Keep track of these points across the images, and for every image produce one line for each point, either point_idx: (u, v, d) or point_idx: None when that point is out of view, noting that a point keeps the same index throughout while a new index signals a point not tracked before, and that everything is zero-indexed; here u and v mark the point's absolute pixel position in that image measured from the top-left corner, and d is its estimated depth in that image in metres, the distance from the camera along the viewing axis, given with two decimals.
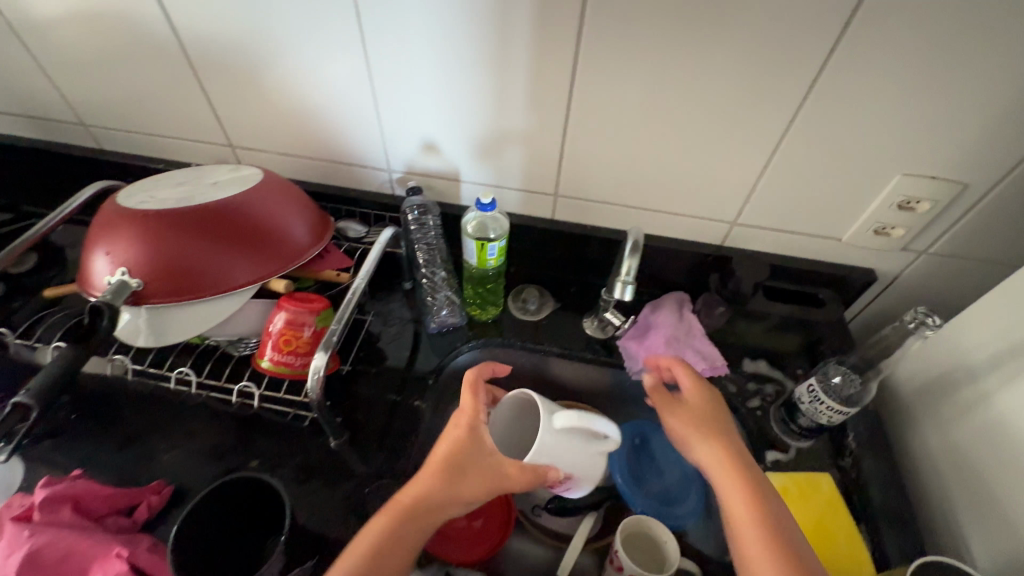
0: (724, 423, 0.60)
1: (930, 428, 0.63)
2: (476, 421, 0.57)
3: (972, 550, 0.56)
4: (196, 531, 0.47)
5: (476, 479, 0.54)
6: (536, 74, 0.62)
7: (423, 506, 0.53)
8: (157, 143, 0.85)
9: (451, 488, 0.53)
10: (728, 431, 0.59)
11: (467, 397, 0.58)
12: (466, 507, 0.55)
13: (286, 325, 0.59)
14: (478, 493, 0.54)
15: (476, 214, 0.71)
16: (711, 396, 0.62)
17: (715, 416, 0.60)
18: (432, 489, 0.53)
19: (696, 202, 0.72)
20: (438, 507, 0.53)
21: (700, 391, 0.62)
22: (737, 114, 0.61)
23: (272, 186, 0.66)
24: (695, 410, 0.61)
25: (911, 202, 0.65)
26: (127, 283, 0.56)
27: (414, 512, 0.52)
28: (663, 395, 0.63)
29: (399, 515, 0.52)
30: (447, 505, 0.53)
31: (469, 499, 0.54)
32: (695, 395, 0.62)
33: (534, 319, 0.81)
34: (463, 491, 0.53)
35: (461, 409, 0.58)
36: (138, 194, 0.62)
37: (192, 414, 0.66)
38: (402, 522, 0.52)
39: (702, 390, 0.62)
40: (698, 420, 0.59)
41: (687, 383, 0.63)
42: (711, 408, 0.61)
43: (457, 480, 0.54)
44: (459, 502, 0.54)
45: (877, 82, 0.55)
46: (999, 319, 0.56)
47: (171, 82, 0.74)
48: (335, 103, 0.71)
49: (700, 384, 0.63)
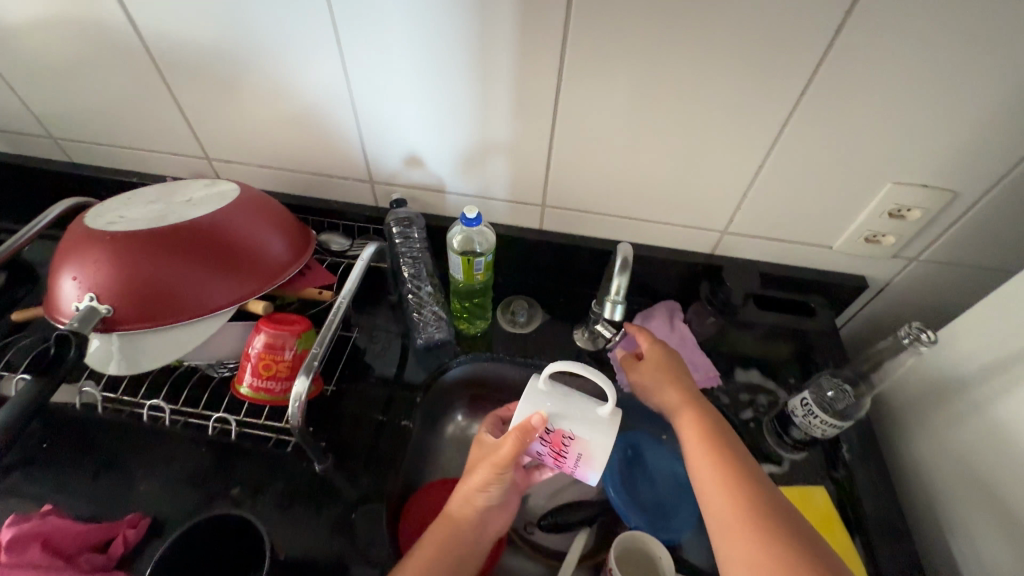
0: (678, 369, 0.65)
1: (922, 439, 0.62)
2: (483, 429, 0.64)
3: (967, 562, 0.55)
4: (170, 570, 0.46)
5: (480, 466, 0.58)
6: (520, 84, 0.61)
7: (454, 508, 0.58)
8: (131, 155, 0.82)
9: (467, 482, 0.59)
10: (684, 374, 0.64)
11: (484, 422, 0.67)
12: (490, 496, 0.58)
13: (265, 348, 0.57)
14: (485, 478, 0.57)
15: (462, 229, 0.69)
16: (664, 347, 0.67)
17: (668, 362, 0.65)
18: (456, 491, 0.59)
19: (686, 211, 0.71)
20: (464, 504, 0.58)
21: (653, 343, 0.68)
22: (726, 124, 0.60)
23: (249, 202, 0.64)
24: (652, 362, 0.66)
25: (901, 210, 0.64)
26: (95, 309, 0.53)
27: (450, 516, 0.58)
28: (628, 359, 0.69)
29: (440, 521, 0.58)
30: (473, 500, 0.58)
31: (482, 488, 0.58)
32: (649, 347, 0.67)
33: (524, 332, 0.80)
34: (475, 482, 0.58)
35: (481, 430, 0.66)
36: (107, 214, 0.59)
37: (170, 440, 0.64)
38: (442, 527, 0.57)
39: (655, 343, 0.68)
40: (657, 372, 0.65)
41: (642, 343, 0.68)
42: (668, 359, 0.66)
43: (469, 474, 0.59)
44: (478, 494, 0.58)
45: (866, 92, 0.54)
46: (990, 330, 0.56)
47: (143, 95, 0.72)
48: (315, 114, 0.69)
49: (650, 337, 0.68)
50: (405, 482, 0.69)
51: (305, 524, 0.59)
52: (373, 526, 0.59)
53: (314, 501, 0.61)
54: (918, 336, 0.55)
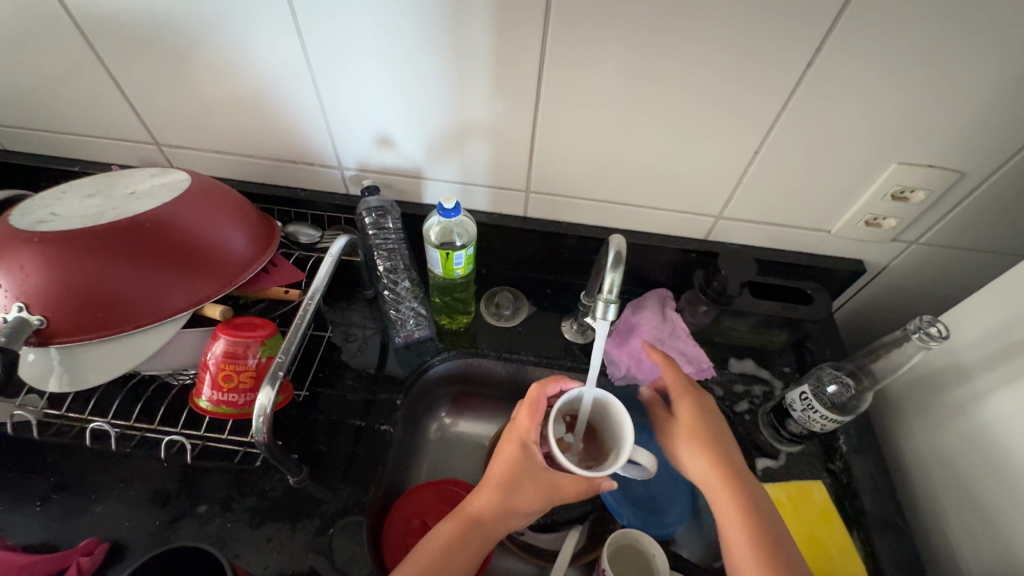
0: (716, 433, 0.58)
1: (920, 430, 0.61)
2: (528, 437, 0.57)
3: (965, 557, 0.54)
4: None
5: (531, 489, 0.54)
6: (500, 59, 0.55)
7: (484, 521, 0.53)
8: (69, 142, 0.74)
9: (512, 502, 0.54)
10: (722, 443, 0.58)
11: (525, 417, 0.58)
12: (526, 519, 0.55)
13: (225, 356, 0.52)
14: (535, 504, 0.54)
15: (439, 220, 0.65)
16: (694, 405, 0.60)
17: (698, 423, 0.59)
18: (491, 504, 0.54)
19: (678, 196, 0.67)
20: (497, 521, 0.53)
21: (684, 395, 0.61)
22: (723, 101, 0.55)
23: (202, 193, 0.57)
24: (681, 418, 0.60)
25: (905, 191, 0.61)
26: (27, 321, 0.47)
27: (475, 521, 0.53)
28: (660, 410, 0.65)
29: (461, 525, 0.53)
30: (508, 520, 0.54)
31: (526, 513, 0.54)
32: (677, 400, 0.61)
33: (509, 326, 0.76)
34: (522, 505, 0.54)
35: (518, 426, 0.58)
36: (36, 210, 0.53)
37: (129, 455, 0.59)
38: (464, 531, 0.52)
39: (682, 395, 0.61)
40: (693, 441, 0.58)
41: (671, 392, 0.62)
42: (702, 419, 0.59)
43: (514, 494, 0.54)
44: (516, 516, 0.54)
45: (875, 67, 0.50)
46: (995, 320, 0.54)
47: (76, 74, 0.64)
48: (273, 94, 0.62)
49: (681, 387, 0.62)
50: (387, 489, 0.66)
51: (278, 544, 0.55)
52: (352, 541, 0.56)
53: (289, 516, 0.57)
54: (929, 329, 0.53)
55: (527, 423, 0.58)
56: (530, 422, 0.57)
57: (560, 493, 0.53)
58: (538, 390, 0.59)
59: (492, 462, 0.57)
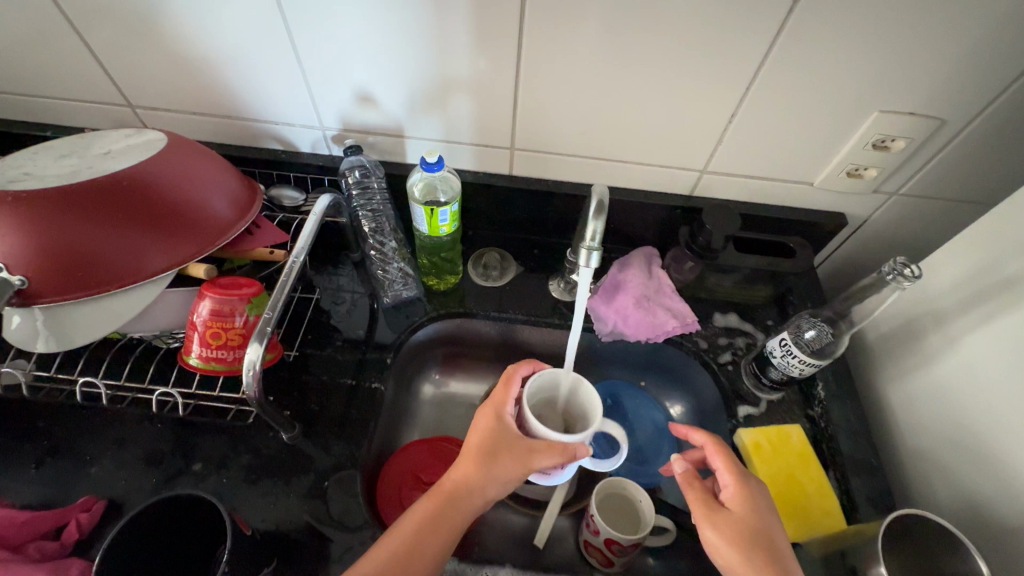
0: (768, 529, 0.47)
1: (894, 375, 0.63)
2: (503, 408, 0.56)
3: (935, 491, 0.57)
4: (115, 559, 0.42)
5: (507, 459, 0.52)
6: (480, 9, 0.53)
7: (461, 494, 0.52)
8: (37, 105, 0.72)
9: (488, 472, 0.52)
10: (787, 557, 0.46)
11: (500, 390, 0.57)
12: (503, 490, 0.53)
13: (212, 315, 0.52)
14: (514, 472, 0.52)
15: (422, 176, 0.65)
16: (749, 497, 0.49)
17: (762, 531, 0.47)
18: (470, 476, 0.52)
19: (664, 152, 0.67)
20: (473, 493, 0.52)
21: (745, 488, 0.49)
22: (706, 52, 0.55)
23: (178, 153, 0.56)
24: (740, 519, 0.47)
25: (885, 140, 0.61)
26: (7, 282, 0.47)
27: (452, 496, 0.52)
28: (699, 490, 0.50)
29: (439, 502, 0.51)
30: (485, 491, 0.52)
31: (505, 482, 0.52)
32: (736, 497, 0.49)
33: (497, 286, 0.77)
34: (500, 474, 0.52)
35: (492, 399, 0.57)
36: (9, 170, 0.52)
37: (122, 418, 0.60)
38: (442, 507, 0.51)
39: (745, 494, 0.49)
40: (748, 538, 0.46)
41: (726, 479, 0.50)
42: (763, 524, 0.47)
43: (491, 465, 0.52)
44: (494, 485, 0.52)
45: (857, 12, 0.49)
46: (970, 264, 0.55)
47: (35, 32, 0.61)
48: (245, 50, 0.60)
49: (744, 480, 0.50)
50: (381, 446, 0.67)
51: (274, 498, 0.56)
52: (347, 494, 0.57)
53: (284, 472, 0.58)
54: (902, 271, 0.54)
55: (501, 395, 0.57)
56: (506, 394, 0.56)
57: (538, 461, 0.51)
58: (513, 367, 0.59)
59: (469, 435, 0.55)
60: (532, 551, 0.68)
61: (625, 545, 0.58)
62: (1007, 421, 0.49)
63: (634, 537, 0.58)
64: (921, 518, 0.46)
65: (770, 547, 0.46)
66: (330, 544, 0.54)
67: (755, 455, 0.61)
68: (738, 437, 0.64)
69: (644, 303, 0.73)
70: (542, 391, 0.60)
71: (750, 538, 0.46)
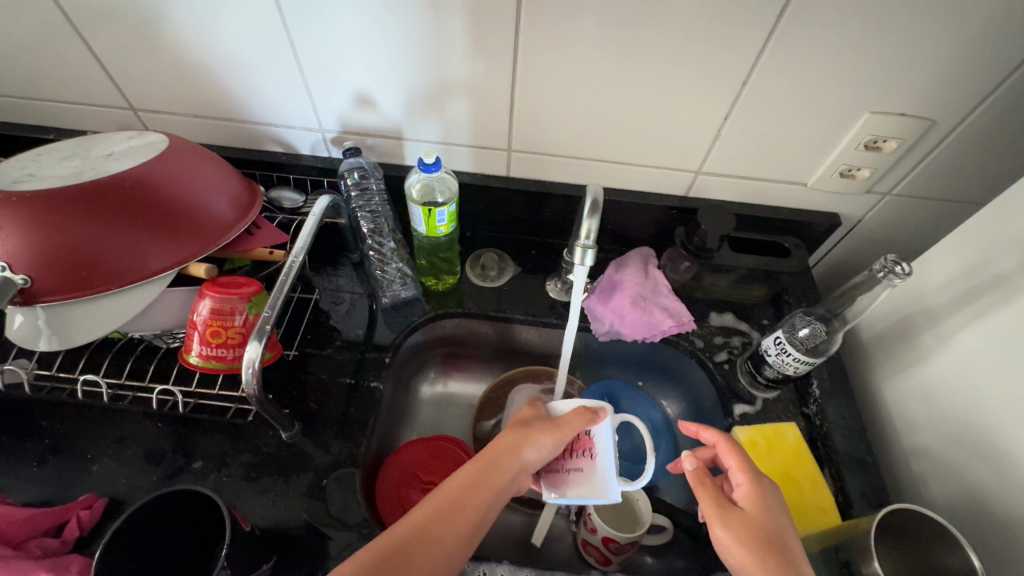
0: (783, 533, 0.46)
1: (889, 373, 0.63)
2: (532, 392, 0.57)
3: (929, 488, 0.57)
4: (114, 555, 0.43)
5: (542, 426, 0.51)
6: (476, 13, 0.54)
7: (499, 457, 0.49)
8: (40, 109, 0.72)
9: (521, 435, 0.50)
10: (797, 558, 0.44)
11: None
12: (538, 457, 0.50)
13: (213, 314, 0.53)
14: (547, 436, 0.50)
15: (420, 177, 0.66)
16: (763, 498, 0.47)
17: (772, 531, 0.45)
18: (503, 440, 0.50)
19: (659, 153, 0.68)
20: (511, 455, 0.49)
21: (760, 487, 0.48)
22: (699, 55, 0.55)
23: (180, 154, 0.57)
24: (751, 519, 0.46)
25: (877, 141, 0.62)
26: (10, 281, 0.47)
27: (488, 460, 0.49)
28: (710, 489, 0.49)
29: (475, 468, 0.49)
30: (521, 454, 0.50)
31: (540, 446, 0.50)
32: (746, 495, 0.48)
33: (495, 286, 0.77)
34: (534, 437, 0.50)
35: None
36: (13, 171, 0.52)
37: (123, 417, 0.61)
38: (478, 472, 0.48)
39: (758, 493, 0.48)
40: (762, 539, 0.45)
41: (740, 477, 0.49)
42: (776, 523, 0.46)
43: (524, 429, 0.51)
44: (531, 448, 0.50)
45: (845, 15, 0.50)
46: (962, 262, 0.56)
47: (40, 37, 0.62)
48: (246, 53, 0.61)
49: (756, 479, 0.48)
50: (379, 445, 0.68)
51: (273, 495, 0.57)
52: (346, 491, 0.58)
53: (282, 470, 0.58)
54: (893, 268, 0.54)
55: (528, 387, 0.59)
56: None
57: (567, 423, 0.50)
58: None
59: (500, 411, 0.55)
60: (530, 549, 0.68)
61: (623, 542, 0.58)
62: (997, 417, 0.50)
63: (632, 535, 0.58)
64: (913, 512, 0.46)
65: (787, 551, 0.44)
66: (328, 542, 0.55)
67: (751, 453, 0.62)
68: (734, 435, 0.64)
69: (640, 302, 0.73)
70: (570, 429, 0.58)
71: (766, 540, 0.45)
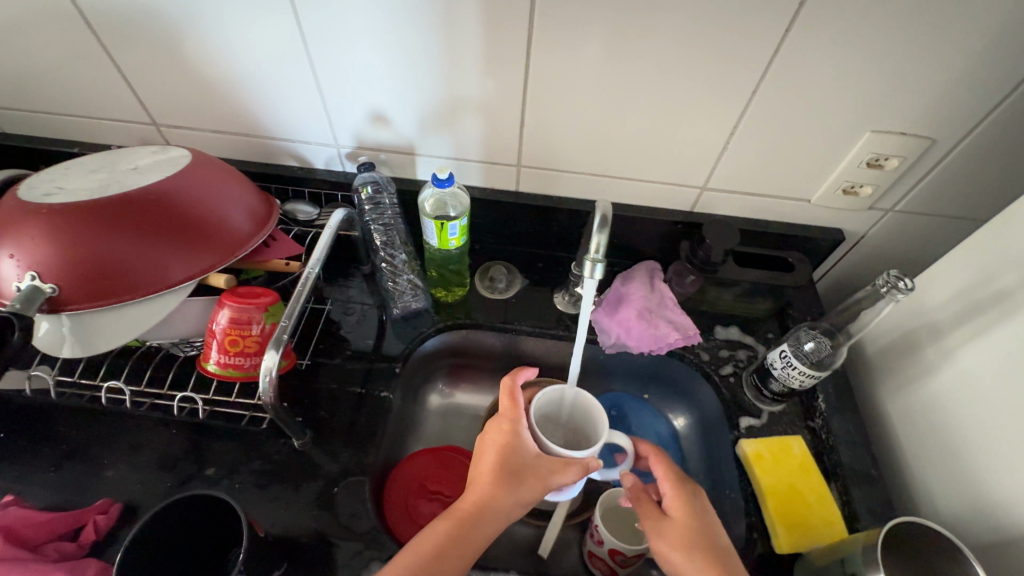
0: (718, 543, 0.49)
1: (893, 387, 0.64)
2: (517, 422, 0.56)
3: (935, 503, 0.57)
4: (131, 559, 0.44)
5: (527, 481, 0.52)
6: (488, 34, 0.57)
7: (482, 516, 0.51)
8: (65, 123, 0.75)
9: (510, 493, 0.52)
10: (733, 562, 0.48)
11: (507, 404, 0.58)
12: (524, 509, 0.53)
13: (231, 323, 0.55)
14: (537, 492, 0.52)
15: (433, 192, 0.68)
16: (693, 505, 0.52)
17: (706, 533, 0.49)
18: (490, 498, 0.51)
19: (665, 170, 0.69)
20: (496, 514, 0.51)
21: (687, 495, 0.52)
22: (705, 75, 0.57)
23: (201, 169, 0.59)
24: (684, 525, 0.50)
25: (879, 159, 0.63)
26: (39, 289, 0.49)
27: (474, 513, 0.51)
28: (645, 503, 0.53)
29: (456, 523, 0.50)
30: (507, 508, 0.52)
31: (527, 502, 0.52)
32: (679, 504, 0.51)
33: (503, 298, 0.79)
34: (523, 492, 0.52)
35: (500, 413, 0.57)
36: (42, 185, 0.54)
37: (138, 424, 0.62)
38: (463, 525, 0.50)
39: (687, 499, 0.52)
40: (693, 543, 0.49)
41: (667, 486, 0.53)
42: (710, 525, 0.50)
43: (515, 486, 0.52)
44: (515, 503, 0.52)
45: (845, 38, 0.52)
46: (963, 278, 0.57)
47: (70, 55, 0.65)
48: (267, 71, 0.64)
49: (682, 487, 0.53)
50: (388, 453, 0.68)
51: (283, 503, 0.58)
52: (355, 499, 0.58)
53: (294, 478, 0.59)
54: (896, 284, 0.56)
55: (511, 410, 0.57)
56: (514, 410, 0.57)
57: (555, 477, 0.53)
58: (512, 380, 0.59)
59: (484, 451, 0.54)
60: (536, 561, 0.68)
61: (630, 554, 0.58)
62: (1000, 432, 0.50)
63: (639, 547, 0.58)
64: (927, 530, 0.46)
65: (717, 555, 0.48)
66: (338, 550, 0.55)
67: (756, 466, 0.62)
68: (740, 447, 0.65)
69: (646, 315, 0.74)
70: (546, 405, 0.61)
71: (695, 544, 0.49)
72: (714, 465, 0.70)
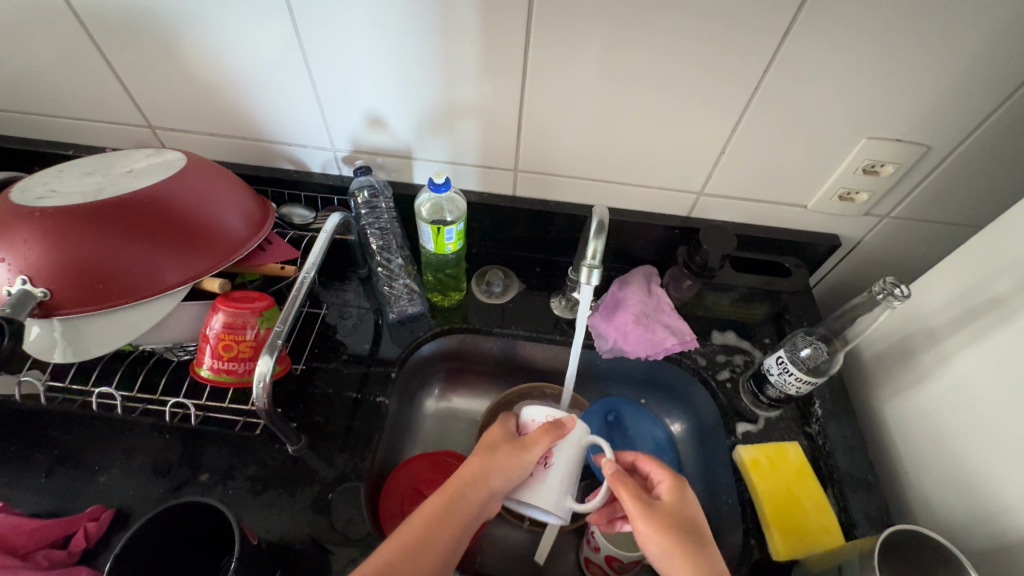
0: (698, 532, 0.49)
1: (889, 393, 0.64)
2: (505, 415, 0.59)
3: (932, 510, 0.57)
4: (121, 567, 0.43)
5: (505, 449, 0.53)
6: (486, 39, 0.57)
7: (465, 485, 0.51)
8: (60, 126, 0.75)
9: (489, 464, 0.52)
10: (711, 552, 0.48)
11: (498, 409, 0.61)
12: (508, 483, 0.52)
13: (225, 328, 0.54)
14: (514, 461, 0.52)
15: (430, 196, 0.68)
16: (679, 495, 0.51)
17: (690, 522, 0.50)
18: (471, 471, 0.52)
19: (662, 174, 0.69)
20: (477, 486, 0.51)
21: (675, 486, 0.52)
22: (701, 81, 0.58)
23: (197, 171, 0.59)
24: (669, 512, 0.50)
25: (875, 166, 0.64)
26: (31, 293, 0.49)
27: (456, 492, 0.51)
28: (629, 487, 0.51)
29: (444, 500, 0.51)
30: (487, 482, 0.51)
31: (506, 471, 0.52)
32: (668, 493, 0.52)
33: (499, 303, 0.78)
34: (500, 464, 0.52)
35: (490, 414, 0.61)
36: (35, 188, 0.54)
37: (131, 429, 0.61)
38: (446, 505, 0.50)
39: (676, 488, 0.52)
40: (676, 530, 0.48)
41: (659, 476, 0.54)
42: (691, 513, 0.50)
43: (494, 456, 0.53)
44: (496, 474, 0.52)
45: (841, 45, 0.52)
46: (958, 284, 0.57)
47: (65, 58, 0.64)
48: (263, 74, 0.63)
49: (672, 478, 0.53)
50: (384, 459, 0.68)
51: (278, 509, 0.57)
52: (350, 505, 0.58)
53: (289, 484, 0.59)
54: (892, 290, 0.56)
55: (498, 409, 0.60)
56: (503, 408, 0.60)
57: (531, 442, 0.53)
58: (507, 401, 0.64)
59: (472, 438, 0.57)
60: (532, 567, 0.68)
61: (627, 561, 0.58)
62: (995, 439, 0.50)
63: (635, 554, 0.58)
64: (944, 551, 0.45)
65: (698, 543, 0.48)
66: (332, 557, 0.55)
67: (751, 473, 0.62)
68: (737, 453, 0.64)
69: (643, 320, 0.75)
70: None
71: (678, 530, 0.48)
72: (711, 471, 0.70)
